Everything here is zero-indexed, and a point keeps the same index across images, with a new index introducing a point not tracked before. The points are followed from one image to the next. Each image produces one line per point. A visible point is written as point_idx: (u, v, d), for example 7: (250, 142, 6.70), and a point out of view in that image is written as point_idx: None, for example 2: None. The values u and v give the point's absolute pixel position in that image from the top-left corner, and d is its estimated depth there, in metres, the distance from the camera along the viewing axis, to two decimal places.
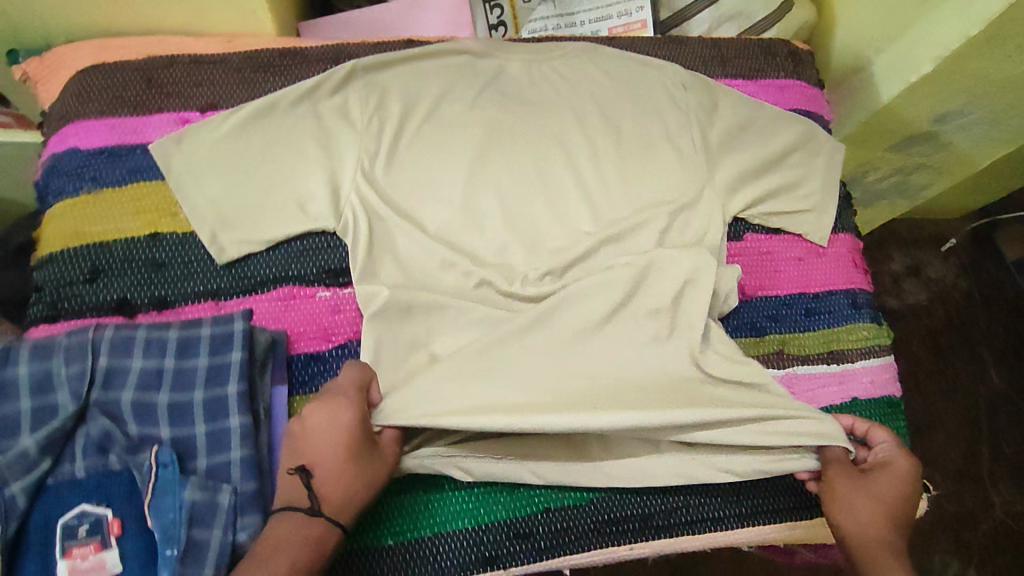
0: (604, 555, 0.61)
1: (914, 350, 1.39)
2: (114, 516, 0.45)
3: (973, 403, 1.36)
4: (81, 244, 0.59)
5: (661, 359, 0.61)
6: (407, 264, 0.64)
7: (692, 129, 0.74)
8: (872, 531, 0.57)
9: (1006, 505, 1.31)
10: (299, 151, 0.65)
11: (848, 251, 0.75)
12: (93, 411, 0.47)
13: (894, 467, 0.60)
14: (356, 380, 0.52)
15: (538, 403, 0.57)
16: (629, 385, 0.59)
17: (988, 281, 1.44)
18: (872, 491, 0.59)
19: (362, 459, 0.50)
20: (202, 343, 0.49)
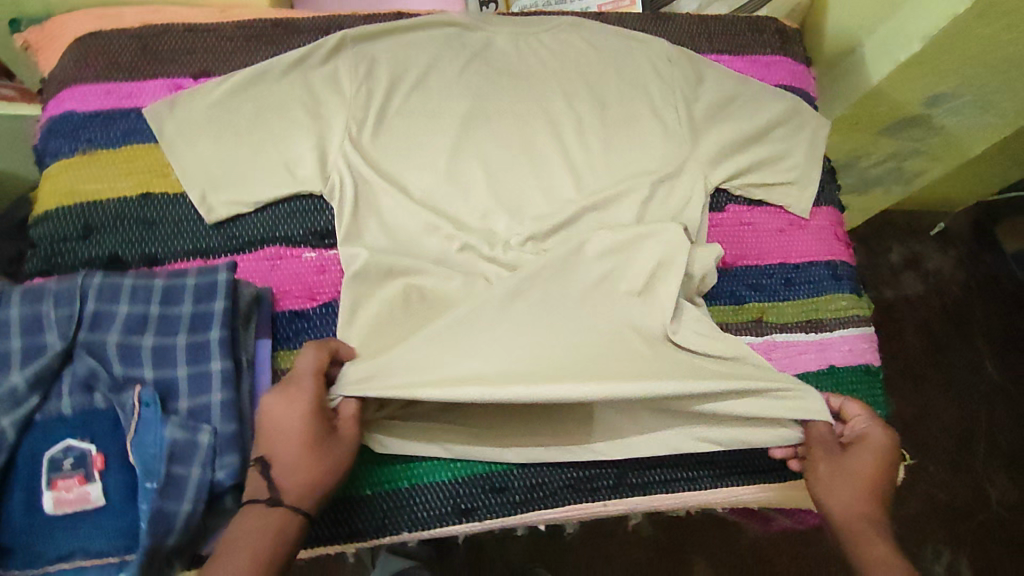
0: (577, 510, 0.63)
1: (909, 339, 1.39)
2: (98, 451, 0.47)
3: (969, 393, 1.36)
4: (76, 203, 0.62)
5: (636, 322, 0.63)
6: (394, 229, 0.66)
7: (679, 102, 0.74)
8: (855, 506, 0.58)
9: (1002, 497, 1.29)
10: (286, 117, 0.66)
11: (829, 224, 0.76)
12: (80, 351, 0.48)
13: (871, 440, 0.61)
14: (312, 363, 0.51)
15: (516, 370, 0.57)
16: (609, 349, 0.60)
17: (986, 274, 1.45)
18: (853, 467, 0.60)
19: (322, 443, 0.50)
20: (189, 292, 0.51)
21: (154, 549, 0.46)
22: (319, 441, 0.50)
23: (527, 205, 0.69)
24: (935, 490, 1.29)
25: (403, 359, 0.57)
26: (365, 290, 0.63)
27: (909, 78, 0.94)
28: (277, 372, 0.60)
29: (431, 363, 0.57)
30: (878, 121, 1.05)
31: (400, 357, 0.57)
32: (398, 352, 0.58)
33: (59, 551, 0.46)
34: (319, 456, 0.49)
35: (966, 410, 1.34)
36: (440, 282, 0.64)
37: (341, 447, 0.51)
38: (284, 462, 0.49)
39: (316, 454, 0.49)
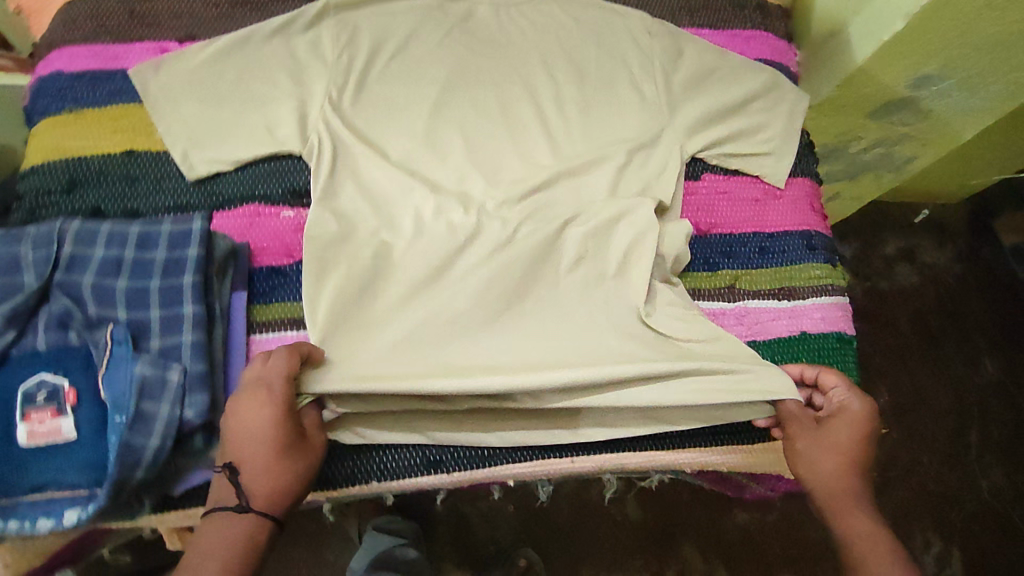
0: (545, 466, 0.65)
1: (902, 330, 1.37)
2: (71, 385, 0.49)
3: (962, 385, 1.34)
4: (60, 158, 0.63)
5: (600, 295, 0.66)
6: (374, 197, 0.67)
7: (657, 72, 0.75)
8: (832, 480, 0.61)
9: (994, 489, 1.27)
10: (269, 79, 0.67)
11: (805, 195, 0.76)
12: (56, 292, 0.50)
13: (849, 411, 0.63)
14: (284, 371, 0.54)
15: (479, 367, 0.60)
16: (571, 333, 0.64)
17: (983, 267, 1.44)
18: (830, 440, 0.62)
19: (290, 450, 0.53)
20: (162, 238, 0.53)
21: (121, 480, 0.47)
22: (288, 448, 0.53)
23: (503, 173, 0.70)
24: (927, 481, 1.26)
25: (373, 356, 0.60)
26: (343, 251, 0.64)
27: (890, 60, 0.89)
28: (252, 324, 0.62)
29: (399, 359, 0.60)
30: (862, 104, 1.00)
31: (372, 354, 0.61)
32: (370, 349, 0.61)
33: (33, 481, 0.47)
34: (288, 461, 0.53)
35: (959, 401, 1.33)
36: (416, 245, 0.66)
37: (307, 451, 0.55)
38: (253, 469, 0.51)
39: (283, 460, 0.52)
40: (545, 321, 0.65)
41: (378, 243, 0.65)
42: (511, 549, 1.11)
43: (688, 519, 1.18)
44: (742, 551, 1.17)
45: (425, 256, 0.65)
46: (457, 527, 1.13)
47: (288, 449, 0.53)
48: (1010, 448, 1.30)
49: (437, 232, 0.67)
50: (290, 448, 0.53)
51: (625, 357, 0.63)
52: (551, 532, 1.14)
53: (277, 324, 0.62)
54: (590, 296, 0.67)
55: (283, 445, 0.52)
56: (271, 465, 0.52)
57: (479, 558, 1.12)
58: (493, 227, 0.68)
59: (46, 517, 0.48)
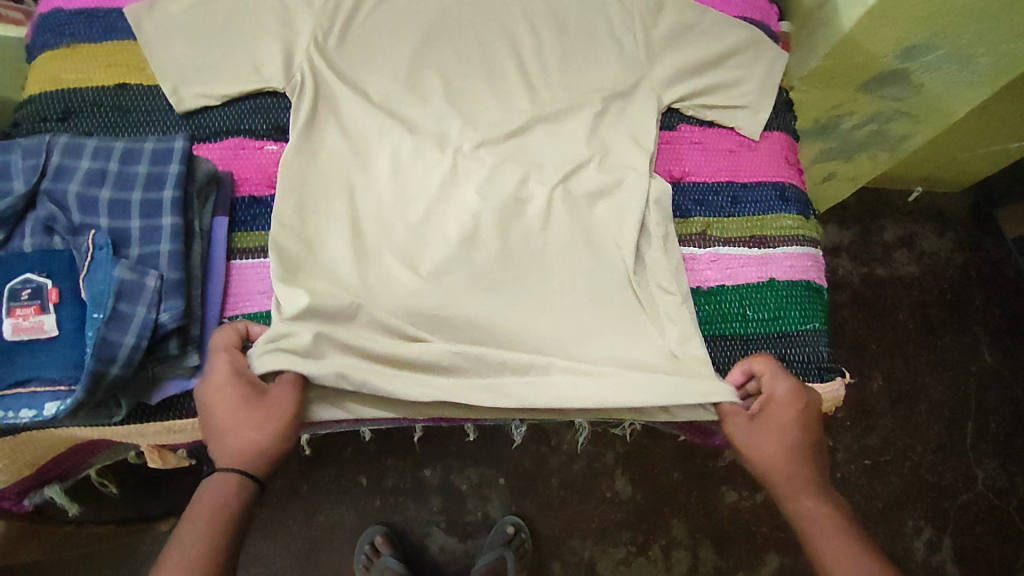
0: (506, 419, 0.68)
1: (902, 320, 1.33)
2: (52, 286, 0.52)
3: (962, 378, 1.30)
4: (56, 89, 0.67)
5: (571, 258, 0.67)
6: (364, 146, 0.69)
7: (636, 25, 0.75)
8: (778, 466, 0.60)
9: (989, 479, 1.24)
10: (256, 22, 0.69)
11: (780, 148, 0.77)
12: (42, 198, 0.54)
13: (781, 397, 0.62)
14: (221, 341, 0.57)
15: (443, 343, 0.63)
16: (537, 305, 0.66)
17: (987, 258, 1.39)
18: (771, 429, 0.61)
19: (241, 412, 0.55)
20: (145, 154, 0.56)
21: (97, 374, 0.50)
22: (238, 410, 0.55)
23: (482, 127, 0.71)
24: (921, 468, 1.23)
25: (330, 337, 0.60)
26: (319, 185, 0.67)
27: (876, 26, 0.79)
28: (233, 249, 0.64)
29: (356, 349, 0.60)
30: (849, 77, 0.89)
31: (329, 334, 0.60)
32: (325, 329, 0.60)
33: (15, 376, 0.50)
34: (240, 424, 0.55)
35: (957, 390, 1.29)
36: (388, 184, 0.68)
37: (267, 411, 0.56)
38: (215, 436, 0.56)
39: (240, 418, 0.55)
40: (524, 282, 0.66)
41: (353, 179, 0.68)
42: (499, 520, 1.13)
43: (678, 497, 1.17)
44: (729, 532, 1.17)
45: (396, 218, 0.67)
46: (445, 497, 1.15)
47: (238, 411, 0.55)
48: (1010, 442, 1.26)
49: (415, 179, 0.69)
50: (241, 410, 0.55)
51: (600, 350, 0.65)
52: (539, 506, 1.15)
53: (256, 251, 0.64)
54: (593, 271, 0.67)
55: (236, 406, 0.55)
56: (225, 429, 0.55)
57: (466, 528, 1.14)
58: (465, 166, 0.70)
59: (27, 408, 0.50)
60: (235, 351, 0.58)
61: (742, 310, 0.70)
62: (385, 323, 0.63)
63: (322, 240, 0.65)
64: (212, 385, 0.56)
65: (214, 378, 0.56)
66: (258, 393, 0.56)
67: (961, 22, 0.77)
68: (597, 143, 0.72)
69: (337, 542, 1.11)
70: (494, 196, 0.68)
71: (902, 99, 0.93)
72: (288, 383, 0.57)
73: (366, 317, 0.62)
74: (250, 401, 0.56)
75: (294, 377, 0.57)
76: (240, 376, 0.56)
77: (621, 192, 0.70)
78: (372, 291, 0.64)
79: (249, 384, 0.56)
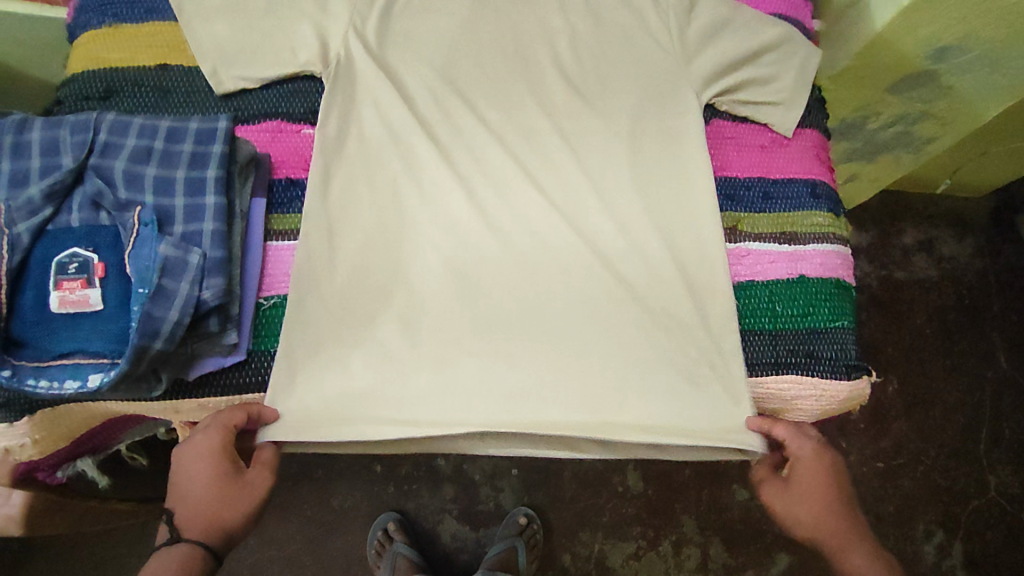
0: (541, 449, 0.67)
1: (919, 324, 1.32)
2: (99, 260, 0.53)
3: (978, 385, 1.29)
4: (98, 68, 0.69)
5: (591, 279, 0.66)
6: (397, 144, 0.69)
7: (672, 19, 0.74)
8: (820, 523, 0.60)
9: (1002, 485, 1.23)
10: (294, 6, 0.69)
11: (812, 145, 0.76)
12: (89, 173, 0.55)
13: (803, 463, 0.61)
14: (225, 415, 0.57)
15: (464, 379, 0.63)
16: (551, 336, 0.65)
17: (1007, 265, 1.37)
18: (801, 495, 0.61)
19: (217, 488, 0.56)
20: (190, 133, 0.57)
21: (141, 348, 0.51)
22: (216, 486, 0.56)
23: (523, 147, 0.71)
24: (933, 473, 1.23)
25: (341, 381, 0.62)
26: (349, 183, 0.67)
27: (913, 23, 0.78)
28: (269, 231, 0.65)
29: (355, 386, 0.62)
30: (878, 78, 0.89)
31: (336, 379, 0.62)
32: (328, 366, 0.62)
33: (62, 348, 0.52)
34: (212, 502, 0.55)
35: (972, 396, 1.28)
36: (415, 191, 0.68)
37: (240, 491, 0.57)
38: (183, 500, 0.56)
39: (217, 492, 0.56)
40: (548, 310, 0.65)
41: (389, 183, 0.68)
42: (510, 510, 1.14)
43: (689, 494, 1.17)
44: (740, 530, 1.17)
45: (426, 228, 0.67)
46: (458, 485, 1.15)
47: (216, 484, 0.56)
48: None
49: (450, 203, 0.67)
50: (219, 488, 0.56)
51: (625, 379, 0.64)
52: (551, 497, 1.16)
53: (290, 233, 0.65)
54: (614, 294, 0.66)
55: (219, 480, 0.56)
56: (198, 500, 0.55)
57: (478, 517, 1.14)
58: (483, 172, 0.69)
59: (72, 379, 0.52)
60: (232, 427, 0.57)
61: (771, 307, 0.69)
62: (405, 350, 0.63)
63: (343, 242, 0.65)
64: (200, 455, 0.56)
65: (200, 449, 0.56)
66: (238, 473, 0.57)
67: (999, 22, 0.75)
68: (632, 138, 0.71)
69: (350, 526, 1.12)
70: (532, 231, 0.67)
71: (932, 101, 0.92)
72: (264, 467, 0.59)
73: (376, 352, 0.63)
74: (230, 479, 0.56)
75: (268, 457, 0.59)
76: (228, 453, 0.56)
77: (650, 203, 0.69)
78: (391, 322, 0.64)
79: (234, 461, 0.57)
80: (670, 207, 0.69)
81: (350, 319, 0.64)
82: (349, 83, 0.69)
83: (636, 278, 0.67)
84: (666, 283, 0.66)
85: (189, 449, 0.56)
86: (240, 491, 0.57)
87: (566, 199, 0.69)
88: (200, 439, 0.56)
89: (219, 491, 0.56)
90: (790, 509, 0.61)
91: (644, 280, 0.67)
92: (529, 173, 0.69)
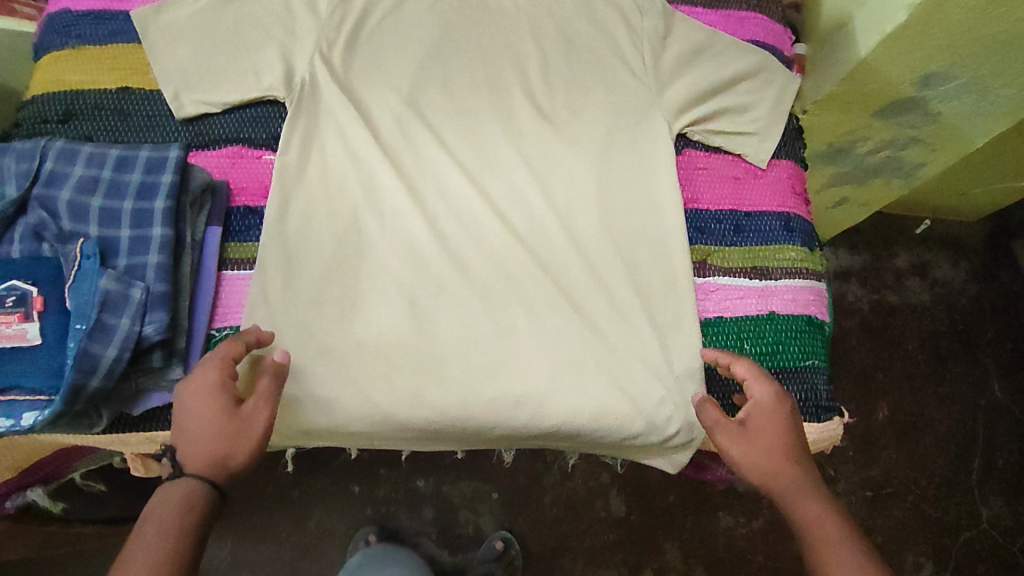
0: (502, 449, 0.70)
1: (910, 350, 1.30)
2: (38, 294, 0.52)
3: (970, 413, 1.26)
4: (59, 90, 0.68)
5: (554, 314, 0.64)
6: (360, 164, 0.68)
7: (645, 46, 0.73)
8: (775, 469, 0.56)
9: (994, 517, 1.20)
10: (262, 29, 0.68)
11: (787, 177, 0.75)
12: (33, 203, 0.54)
13: (761, 407, 0.58)
14: (222, 350, 0.55)
15: (423, 419, 0.61)
16: (514, 368, 0.62)
17: (1001, 291, 1.35)
18: (757, 441, 0.57)
19: (216, 420, 0.52)
20: (140, 162, 0.56)
21: (77, 386, 0.50)
22: (215, 419, 0.52)
23: (488, 177, 0.69)
24: (923, 503, 1.20)
25: (294, 406, 0.60)
26: (310, 206, 0.66)
27: (895, 50, 0.76)
28: (224, 261, 0.64)
29: (310, 414, 0.61)
30: (863, 104, 0.87)
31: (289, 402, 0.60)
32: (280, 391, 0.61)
33: None
34: (212, 433, 0.51)
35: (964, 425, 1.25)
36: (380, 217, 0.66)
37: (242, 424, 0.53)
38: (184, 437, 0.52)
39: (217, 422, 0.52)
40: (510, 342, 0.63)
41: (352, 207, 0.66)
42: (490, 535, 1.11)
43: (673, 521, 1.15)
44: (724, 558, 1.14)
45: (389, 254, 0.65)
46: (437, 508, 1.13)
47: (216, 416, 0.52)
48: (1017, 480, 1.22)
49: (411, 230, 0.66)
50: (219, 420, 0.52)
51: (579, 415, 0.62)
52: (532, 522, 1.13)
53: (247, 262, 0.64)
54: (574, 327, 0.64)
55: (218, 410, 0.52)
56: (195, 436, 0.52)
57: (457, 541, 1.12)
58: (447, 200, 0.68)
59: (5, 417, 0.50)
60: (230, 361, 0.54)
61: (739, 344, 0.67)
62: (362, 381, 0.61)
63: (302, 265, 0.64)
64: (197, 389, 0.53)
65: (200, 383, 0.53)
66: (236, 406, 0.53)
67: (984, 51, 0.74)
68: (601, 166, 0.70)
69: (326, 549, 1.10)
70: (496, 261, 0.66)
71: (919, 127, 0.90)
72: (264, 398, 0.54)
73: (329, 380, 0.61)
74: (227, 412, 0.52)
75: (267, 389, 0.55)
76: (227, 387, 0.53)
77: (614, 234, 0.68)
78: (348, 349, 0.62)
79: (232, 395, 0.53)
80: (634, 240, 0.68)
81: (306, 345, 0.61)
82: (315, 107, 0.68)
83: (598, 311, 0.65)
84: (628, 317, 0.65)
85: (189, 381, 0.53)
86: (240, 421, 0.53)
87: (533, 227, 0.68)
88: (198, 376, 0.53)
89: (220, 422, 0.52)
90: (746, 456, 0.56)
91: (605, 313, 0.65)
92: (491, 199, 0.68)
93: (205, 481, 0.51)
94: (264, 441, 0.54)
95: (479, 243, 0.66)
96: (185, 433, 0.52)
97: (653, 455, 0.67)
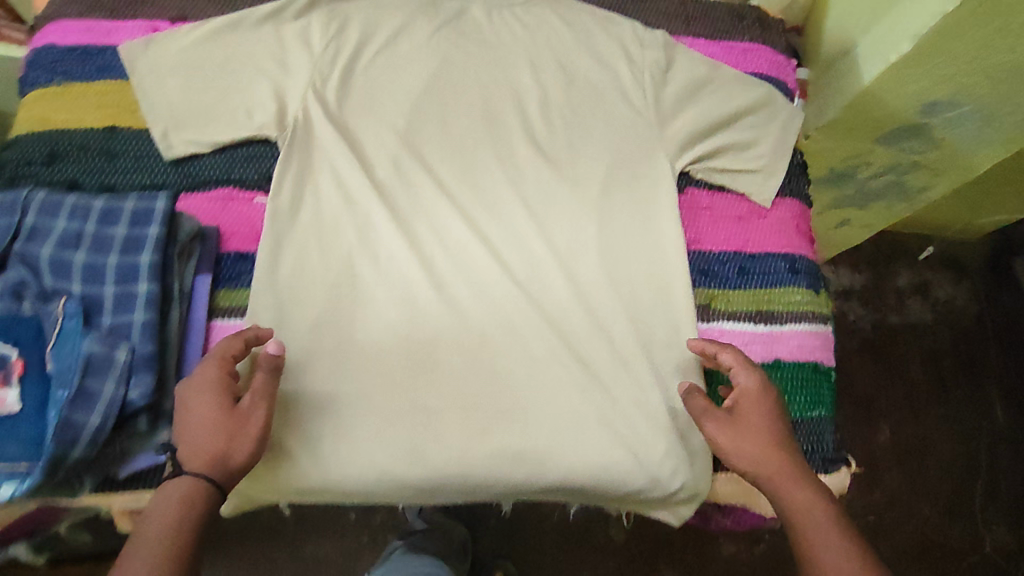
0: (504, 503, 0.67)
1: (913, 373, 1.28)
2: (17, 357, 0.51)
3: (974, 436, 1.25)
4: (44, 130, 0.66)
5: (554, 363, 0.62)
6: (355, 204, 0.66)
7: (647, 81, 0.71)
8: (761, 457, 0.55)
9: (1000, 544, 1.18)
10: (253, 64, 0.66)
11: (792, 216, 0.73)
12: (14, 260, 0.54)
13: (746, 394, 0.57)
14: (220, 347, 0.54)
15: (422, 478, 0.59)
16: (515, 420, 0.61)
17: (1005, 312, 1.34)
18: (745, 428, 0.56)
19: (215, 416, 0.51)
20: (124, 215, 0.56)
21: (59, 455, 0.49)
22: (212, 412, 0.51)
23: (486, 216, 0.67)
24: (928, 530, 1.18)
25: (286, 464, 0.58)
26: (303, 249, 0.64)
27: (900, 82, 0.75)
28: (213, 310, 0.62)
29: (304, 472, 0.58)
30: (868, 133, 0.85)
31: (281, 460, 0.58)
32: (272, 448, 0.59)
33: None
34: (208, 427, 0.50)
35: (968, 449, 1.24)
36: (375, 261, 0.64)
37: (238, 419, 0.51)
38: (184, 435, 0.51)
39: (216, 418, 0.51)
40: (510, 392, 0.61)
41: (346, 249, 0.64)
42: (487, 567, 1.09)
43: (675, 552, 1.13)
44: None
45: (385, 298, 0.63)
46: None
47: (213, 412, 0.51)
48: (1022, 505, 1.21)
49: (406, 272, 0.64)
50: (217, 416, 0.51)
51: (577, 470, 0.60)
52: (530, 554, 1.11)
53: (237, 310, 0.62)
54: (572, 378, 0.62)
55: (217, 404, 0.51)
56: (192, 432, 0.51)
57: None
58: (444, 240, 0.66)
59: None
60: (229, 359, 0.54)
61: None
62: (357, 436, 0.59)
63: (294, 312, 0.61)
64: (196, 384, 0.52)
65: (196, 378, 0.52)
66: (232, 402, 0.52)
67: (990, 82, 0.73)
68: (601, 207, 0.68)
69: None
70: (495, 306, 0.64)
71: (922, 153, 0.87)
72: (259, 393, 0.53)
73: (324, 436, 0.59)
74: (223, 407, 0.51)
75: (262, 384, 0.53)
76: (225, 382, 0.52)
77: (614, 279, 0.66)
78: (343, 402, 0.60)
79: (229, 391, 0.52)
80: (636, 284, 0.66)
81: (298, 396, 0.59)
82: (308, 144, 0.66)
83: (596, 360, 0.63)
84: (630, 367, 0.63)
85: (191, 378, 0.52)
86: (236, 415, 0.51)
87: (533, 270, 0.66)
88: (196, 373, 0.52)
89: (218, 416, 0.51)
90: (731, 444, 0.56)
91: (605, 363, 0.63)
92: (490, 241, 0.66)
93: (205, 479, 0.49)
94: (263, 437, 0.52)
95: (477, 288, 0.64)
96: (184, 429, 0.51)
97: (655, 509, 0.65)
